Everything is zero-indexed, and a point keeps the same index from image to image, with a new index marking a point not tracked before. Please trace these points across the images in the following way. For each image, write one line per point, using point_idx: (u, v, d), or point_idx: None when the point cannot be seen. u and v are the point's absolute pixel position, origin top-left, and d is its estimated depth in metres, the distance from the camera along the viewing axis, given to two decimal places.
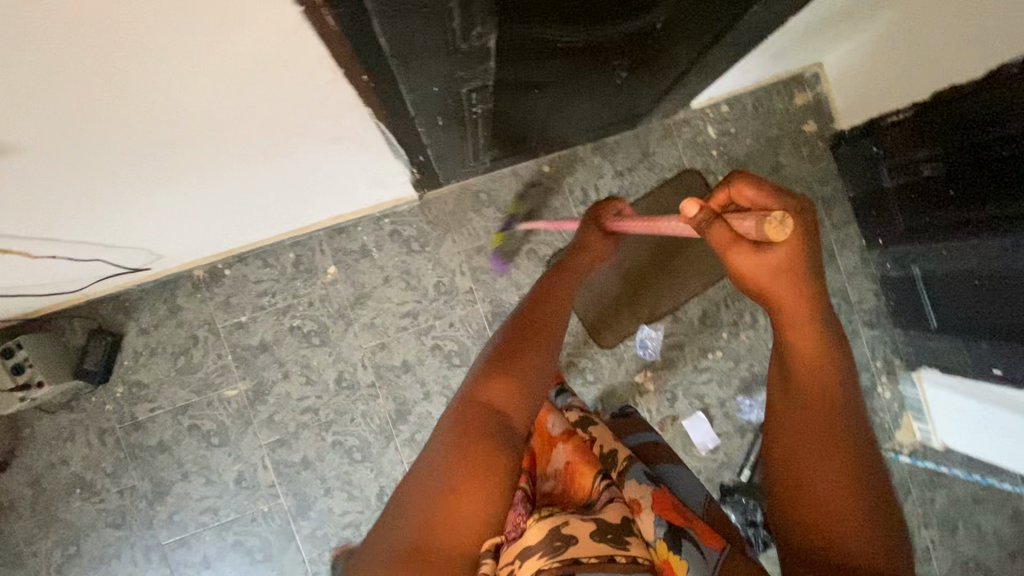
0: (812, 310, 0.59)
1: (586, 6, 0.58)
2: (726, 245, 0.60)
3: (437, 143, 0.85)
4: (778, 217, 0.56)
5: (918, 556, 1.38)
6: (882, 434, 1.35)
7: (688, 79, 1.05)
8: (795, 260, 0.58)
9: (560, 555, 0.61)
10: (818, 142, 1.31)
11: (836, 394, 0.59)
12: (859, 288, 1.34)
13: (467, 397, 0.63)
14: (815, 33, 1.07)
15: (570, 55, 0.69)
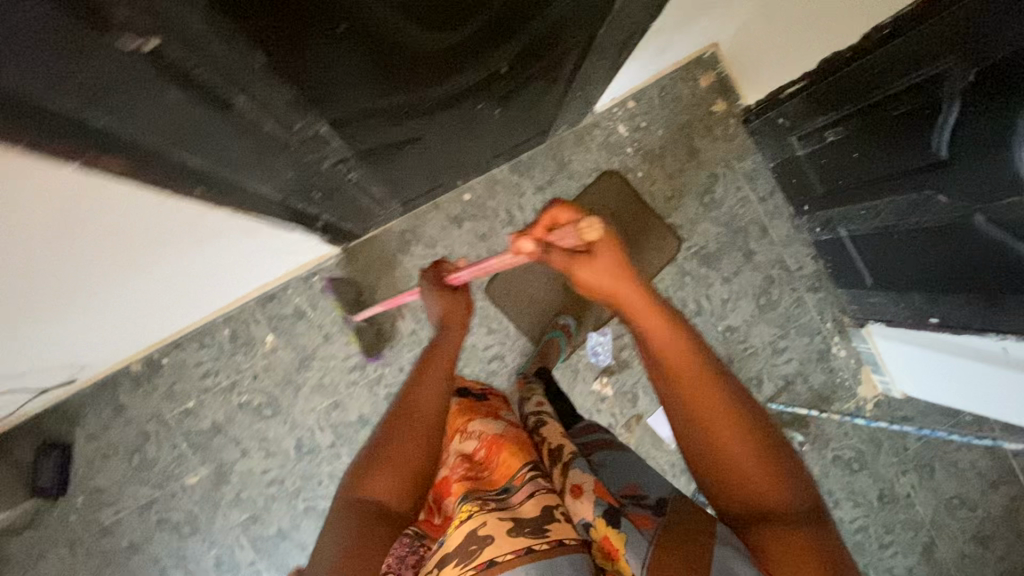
0: (653, 302, 0.63)
1: (429, 74, 0.55)
2: (563, 262, 0.67)
3: (328, 208, 0.84)
4: (586, 224, 0.66)
5: (902, 503, 1.40)
6: (845, 393, 1.36)
7: (582, 94, 1.04)
8: (618, 259, 0.66)
9: (474, 560, 0.58)
10: (729, 120, 1.32)
11: (713, 376, 0.59)
12: (797, 255, 1.35)
13: (341, 504, 0.58)
14: (698, 23, 1.06)
15: (429, 111, 0.66)
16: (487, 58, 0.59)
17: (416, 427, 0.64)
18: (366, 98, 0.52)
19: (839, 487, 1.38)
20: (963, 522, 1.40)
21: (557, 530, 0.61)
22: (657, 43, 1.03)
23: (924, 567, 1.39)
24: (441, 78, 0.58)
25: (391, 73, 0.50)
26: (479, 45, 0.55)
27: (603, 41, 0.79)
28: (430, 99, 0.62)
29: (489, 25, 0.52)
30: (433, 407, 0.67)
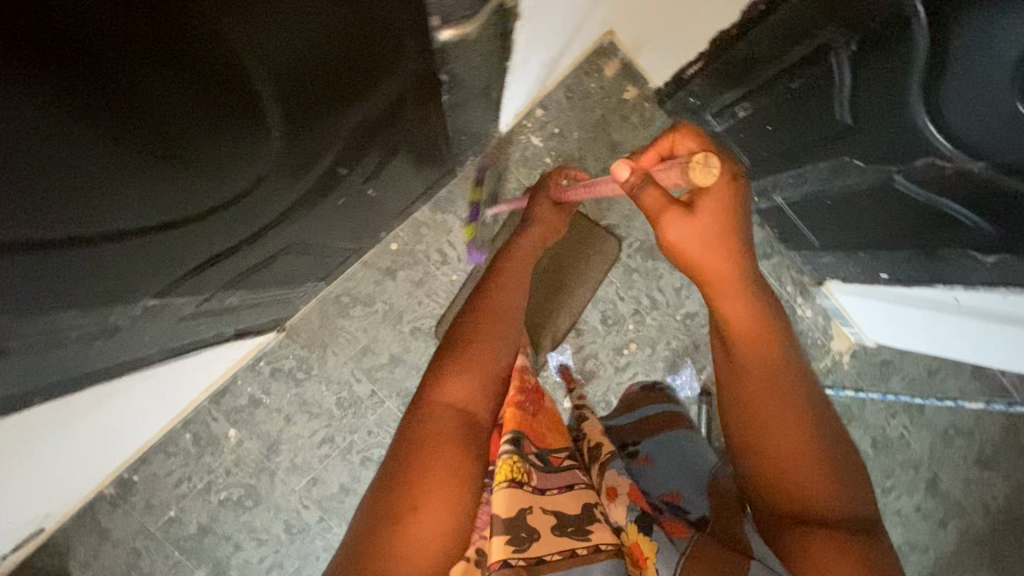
0: (746, 267, 0.59)
1: (306, 159, 0.53)
2: (657, 201, 0.58)
3: (226, 322, 0.81)
4: (702, 160, 0.58)
5: (898, 445, 1.39)
6: (819, 352, 1.34)
7: (477, 135, 1.00)
8: (720, 229, 0.57)
9: (524, 552, 0.54)
10: (644, 105, 1.26)
11: (779, 344, 0.61)
12: None
13: (426, 399, 0.60)
14: (578, 29, 0.99)
15: (280, 231, 0.64)
16: (306, 180, 0.58)
17: (492, 341, 0.65)
18: (178, 267, 0.52)
19: None
20: (960, 448, 1.40)
21: (598, 534, 0.60)
22: (538, 63, 0.96)
23: (929, 502, 1.39)
24: (262, 215, 0.56)
25: (185, 245, 0.49)
26: (281, 181, 0.53)
27: (462, 102, 0.74)
28: (268, 228, 0.61)
29: (274, 169, 0.50)
30: (511, 308, 0.68)
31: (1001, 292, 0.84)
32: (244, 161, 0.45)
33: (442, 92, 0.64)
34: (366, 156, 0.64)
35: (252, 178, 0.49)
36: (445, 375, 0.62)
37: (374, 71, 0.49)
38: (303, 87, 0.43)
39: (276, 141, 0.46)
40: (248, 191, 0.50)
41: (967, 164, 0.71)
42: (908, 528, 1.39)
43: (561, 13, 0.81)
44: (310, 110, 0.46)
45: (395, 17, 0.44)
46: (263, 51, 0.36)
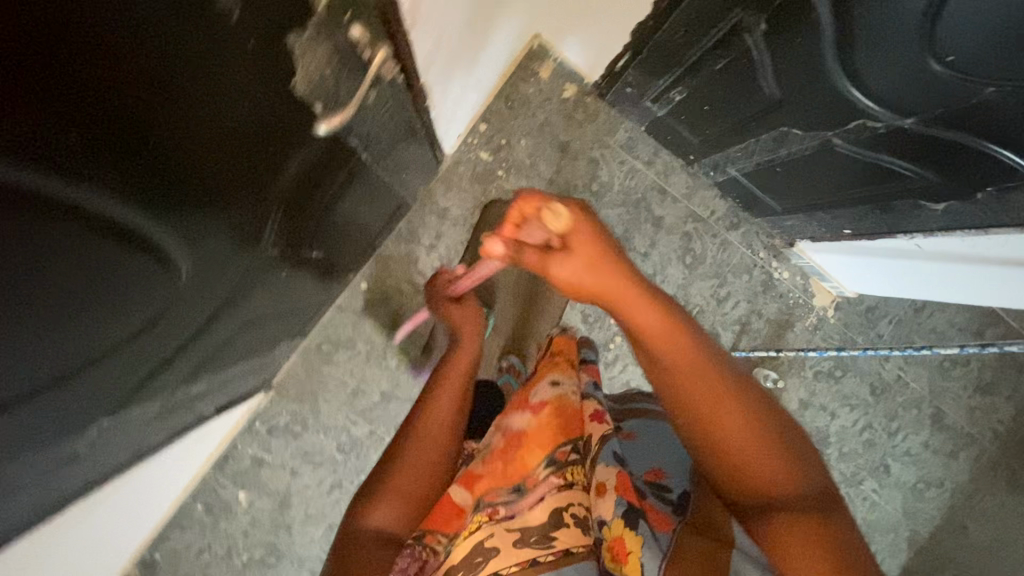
0: (641, 284, 0.58)
1: (212, 264, 0.50)
2: (535, 256, 0.58)
3: (201, 401, 0.81)
4: (549, 208, 0.58)
5: (897, 386, 1.40)
6: (803, 310, 1.34)
7: (420, 167, 1.00)
8: (594, 251, 0.57)
9: (477, 572, 0.62)
10: (585, 100, 1.25)
11: (688, 347, 0.58)
12: (704, 201, 1.31)
13: (350, 528, 0.61)
14: (498, 44, 0.98)
15: (224, 321, 0.64)
16: (235, 276, 0.57)
17: (421, 447, 0.67)
18: (121, 392, 0.51)
19: (832, 397, 1.38)
20: (961, 378, 1.40)
21: (564, 538, 0.61)
22: (463, 88, 0.96)
23: (937, 436, 1.40)
24: (198, 321, 0.56)
25: (122, 374, 0.49)
26: (208, 290, 0.53)
27: (385, 152, 0.73)
28: (209, 325, 0.60)
29: (198, 286, 0.50)
30: (447, 424, 0.70)
31: (957, 235, 0.84)
32: (164, 293, 0.45)
33: (357, 154, 0.63)
34: (296, 225, 0.64)
35: (177, 303, 0.48)
36: (374, 488, 0.64)
37: (273, 169, 0.49)
38: (203, 212, 0.42)
39: (191, 266, 0.46)
40: (177, 313, 0.50)
41: (896, 121, 0.71)
42: (921, 465, 1.41)
43: (470, 40, 0.80)
44: (217, 225, 0.46)
45: (282, 120, 0.43)
46: (153, 205, 0.36)
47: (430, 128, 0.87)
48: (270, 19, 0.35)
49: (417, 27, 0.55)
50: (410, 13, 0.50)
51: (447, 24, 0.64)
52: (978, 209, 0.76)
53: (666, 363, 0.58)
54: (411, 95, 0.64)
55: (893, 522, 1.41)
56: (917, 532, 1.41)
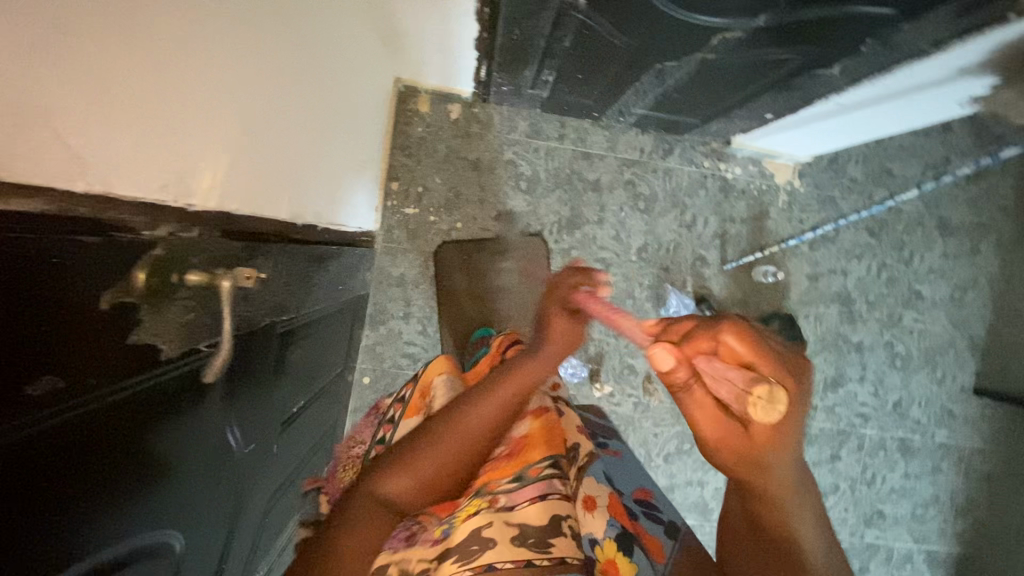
0: (791, 472, 0.45)
1: (198, 471, 0.50)
2: (704, 413, 0.44)
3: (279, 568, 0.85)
4: (764, 394, 0.40)
5: (893, 216, 1.36)
6: (771, 195, 1.32)
7: (355, 258, 1.00)
8: (768, 454, 0.44)
9: (475, 560, 0.55)
10: (472, 111, 1.23)
11: (803, 542, 0.47)
12: (629, 143, 1.28)
13: (366, 486, 0.59)
14: (363, 120, 0.97)
15: (246, 522, 0.66)
16: (231, 493, 0.59)
17: (450, 448, 0.64)
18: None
19: (836, 258, 1.35)
20: (949, 179, 1.36)
21: (562, 546, 0.58)
22: (351, 178, 0.95)
23: (951, 241, 1.38)
24: (220, 548, 0.58)
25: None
26: (212, 524, 0.55)
27: (307, 294, 0.74)
28: (237, 530, 0.63)
29: (198, 531, 0.52)
30: (482, 436, 0.68)
31: (864, 82, 0.81)
32: (172, 567, 0.46)
33: (279, 323, 0.64)
34: (265, 400, 0.66)
35: (189, 559, 0.50)
36: (391, 466, 0.61)
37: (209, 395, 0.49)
38: (163, 488, 0.43)
39: (179, 531, 0.47)
40: (195, 565, 0.52)
41: (748, 24, 0.69)
42: (949, 276, 1.39)
43: (332, 149, 0.79)
44: (183, 482, 0.47)
45: (182, 373, 0.43)
46: (102, 533, 0.36)
47: (337, 234, 0.87)
48: (111, 334, 0.34)
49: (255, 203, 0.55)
50: (237, 205, 0.50)
51: (296, 167, 0.64)
52: (870, 58, 0.73)
53: (759, 512, 0.47)
54: (293, 246, 0.64)
55: (948, 339, 1.40)
56: (973, 336, 1.41)
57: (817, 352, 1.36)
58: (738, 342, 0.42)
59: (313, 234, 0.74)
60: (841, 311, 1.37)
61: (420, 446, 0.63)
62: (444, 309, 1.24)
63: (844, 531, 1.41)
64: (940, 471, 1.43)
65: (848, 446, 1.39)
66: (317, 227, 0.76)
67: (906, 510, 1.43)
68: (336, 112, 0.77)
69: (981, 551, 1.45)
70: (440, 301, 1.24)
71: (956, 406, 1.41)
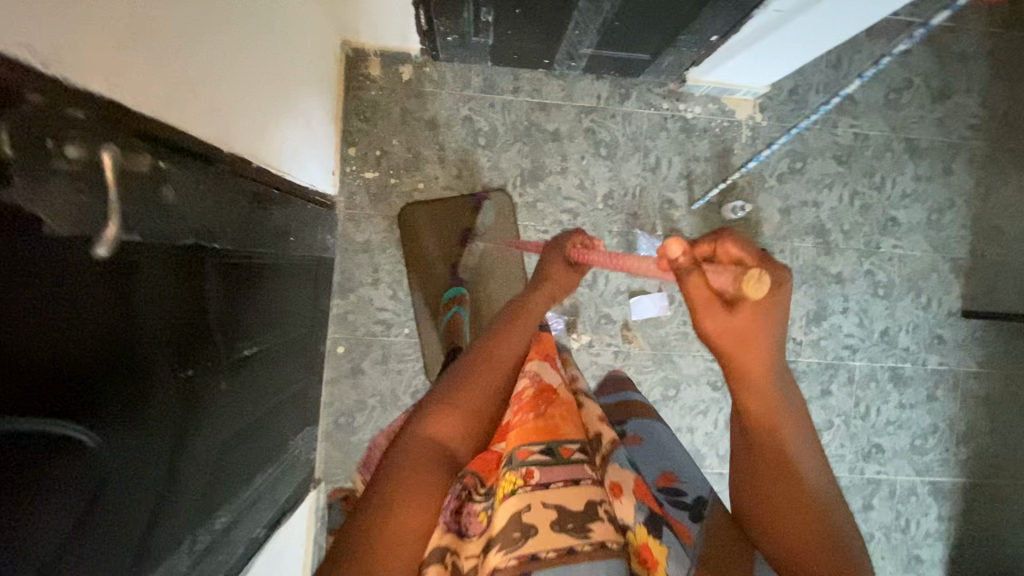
0: (773, 358, 0.61)
1: (125, 364, 0.50)
2: (703, 299, 0.61)
3: (251, 515, 0.86)
4: (753, 275, 0.59)
5: (861, 143, 1.34)
6: (734, 131, 1.31)
7: (309, 213, 1.01)
8: (760, 330, 0.60)
9: (518, 550, 0.54)
10: (424, 71, 1.23)
11: (779, 422, 0.60)
12: (585, 91, 1.27)
13: (417, 432, 0.64)
14: (307, 71, 0.96)
15: (193, 453, 0.66)
16: (164, 409, 0.58)
17: (483, 385, 0.71)
18: (121, 560, 0.53)
19: (806, 189, 1.34)
20: (914, 100, 1.34)
21: (601, 531, 0.57)
22: (297, 128, 0.94)
23: (923, 163, 1.36)
24: (153, 465, 0.57)
25: (102, 543, 0.50)
26: (137, 433, 0.54)
27: (243, 230, 0.73)
28: (187, 448, 0.64)
29: (114, 432, 0.50)
30: (508, 371, 0.76)
31: None
32: (73, 456, 0.45)
33: (208, 245, 0.64)
34: (209, 323, 0.67)
35: (101, 458, 0.49)
36: (436, 406, 0.67)
37: (119, 289, 0.48)
38: (51, 365, 0.41)
39: (84, 424, 0.46)
40: (111, 467, 0.50)
41: None
42: (924, 198, 1.36)
43: (266, 90, 0.78)
44: (86, 369, 0.45)
45: (69, 242, 0.41)
46: None
47: (281, 180, 0.86)
48: None
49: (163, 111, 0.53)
50: (136, 102, 0.49)
51: (214, 90, 0.63)
52: None
53: (750, 408, 0.61)
54: (209, 167, 0.63)
55: (929, 263, 1.38)
56: (955, 258, 1.38)
57: (795, 287, 1.35)
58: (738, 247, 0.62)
59: (245, 169, 0.73)
60: (817, 244, 1.35)
61: (457, 387, 0.70)
62: (420, 270, 1.26)
63: (842, 468, 1.39)
64: (935, 399, 1.40)
65: (837, 380, 1.37)
66: (250, 163, 0.75)
67: (905, 442, 1.40)
68: (266, 49, 0.76)
69: (987, 478, 1.42)
70: (416, 262, 1.26)
71: (945, 331, 1.39)
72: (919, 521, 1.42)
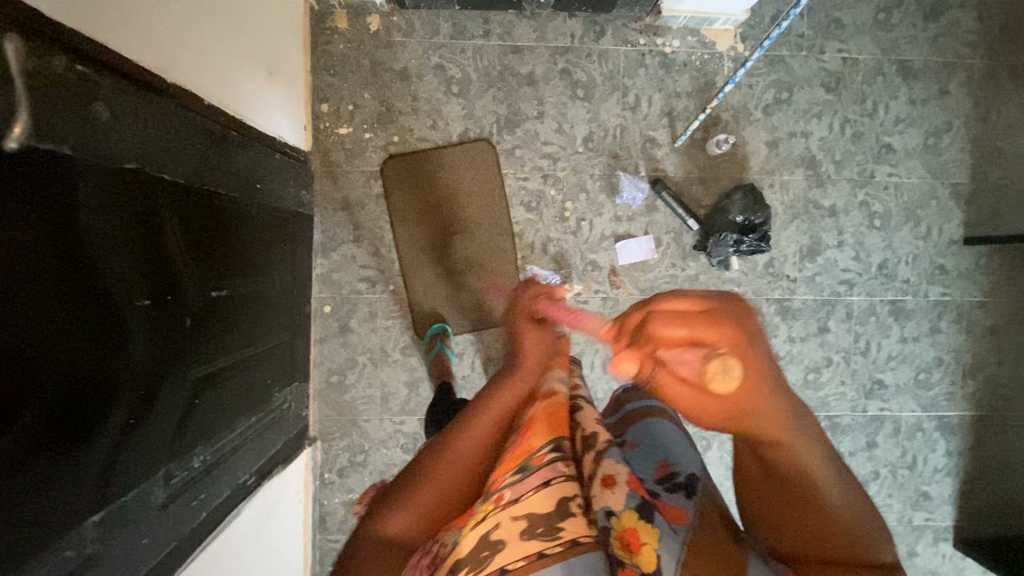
0: (774, 400, 0.49)
1: (71, 275, 0.51)
2: (671, 380, 0.50)
3: (235, 461, 0.86)
4: (714, 362, 0.46)
5: (849, 69, 1.29)
6: (715, 63, 1.27)
7: (274, 160, 1.00)
8: (752, 390, 0.47)
9: (486, 567, 0.57)
10: (392, 22, 1.21)
11: (802, 449, 0.53)
12: (557, 31, 1.24)
13: (369, 526, 0.58)
14: (259, 12, 0.95)
15: (166, 383, 0.67)
16: (125, 334, 0.59)
17: (451, 463, 0.62)
18: (84, 479, 0.54)
19: (794, 120, 1.29)
20: (904, 20, 1.29)
21: (572, 529, 0.58)
22: (252, 75, 0.94)
23: (917, 86, 1.30)
24: (116, 390, 0.58)
25: (65, 445, 0.51)
26: (92, 355, 0.55)
27: (196, 166, 0.74)
28: (156, 372, 0.65)
29: (60, 350, 0.50)
30: (481, 441, 0.65)
31: None
32: (14, 366, 0.46)
33: (154, 174, 0.64)
34: (172, 254, 0.68)
35: (48, 375, 0.49)
36: (388, 504, 0.59)
37: (50, 203, 0.48)
38: None
39: (20, 334, 0.46)
40: (63, 382, 0.51)
41: None
42: (919, 122, 1.31)
43: (210, 25, 0.78)
44: (18, 281, 0.45)
45: None
46: None
47: (237, 123, 0.87)
48: None
49: (84, 24, 0.53)
50: (52, 10, 0.49)
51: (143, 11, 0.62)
52: None
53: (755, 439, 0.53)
54: (147, 96, 0.64)
55: (927, 190, 1.33)
56: (955, 183, 1.33)
57: (786, 221, 1.31)
58: (671, 325, 0.48)
59: (191, 102, 0.73)
60: (808, 175, 1.31)
61: (420, 477, 0.61)
62: (410, 220, 1.24)
63: (844, 406, 1.36)
64: (939, 331, 1.36)
65: (836, 317, 1.34)
66: (196, 99, 0.75)
67: (908, 376, 1.36)
68: None
69: (995, 410, 1.38)
70: (405, 212, 1.24)
71: (947, 260, 1.34)
72: (927, 457, 1.38)
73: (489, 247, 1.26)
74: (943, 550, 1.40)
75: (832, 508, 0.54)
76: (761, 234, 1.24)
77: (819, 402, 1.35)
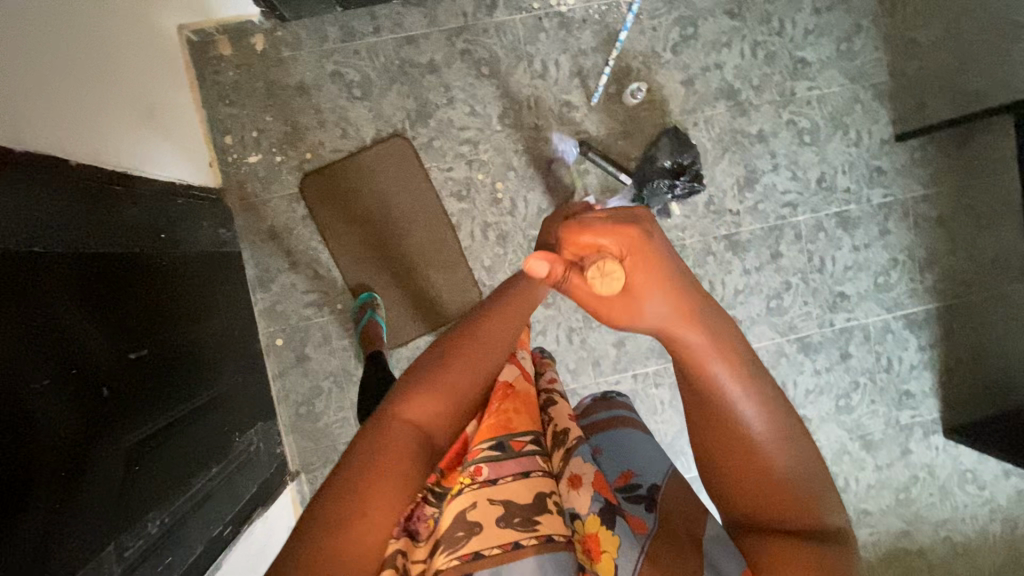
0: (687, 299, 0.54)
1: None
2: (586, 293, 0.53)
3: (203, 513, 0.85)
4: (604, 267, 0.51)
5: None
6: (614, 13, 1.24)
7: (175, 204, 0.97)
8: (664, 284, 0.52)
9: (461, 548, 0.54)
10: (277, 39, 1.17)
11: (726, 382, 0.54)
12: (448, 13, 1.21)
13: (394, 406, 0.55)
14: (132, 58, 0.92)
15: (96, 453, 0.65)
16: (31, 415, 0.58)
17: (474, 349, 0.60)
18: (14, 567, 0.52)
19: (705, 53, 1.28)
20: None
21: (547, 523, 0.56)
22: (130, 120, 0.90)
23: None
24: (36, 474, 0.57)
25: None
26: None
27: (76, 230, 0.71)
28: (78, 445, 0.63)
29: None
30: (507, 332, 0.63)
31: None
32: None
33: (25, 250, 0.61)
34: (74, 321, 0.66)
35: None
36: (409, 385, 0.57)
37: None
38: None
39: None
40: None
41: None
42: (828, 30, 1.30)
43: (58, 75, 0.72)
44: None
45: None
46: None
47: (118, 175, 0.85)
48: None
49: None
50: None
51: None
52: None
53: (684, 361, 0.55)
54: None
55: (850, 96, 1.32)
56: (876, 84, 1.32)
57: (716, 157, 1.30)
58: (578, 233, 0.51)
59: (58, 165, 0.71)
60: (729, 106, 1.29)
61: (440, 363, 0.58)
62: (342, 233, 1.21)
63: (811, 325, 1.37)
64: (889, 233, 1.36)
65: (785, 240, 1.33)
66: (52, 159, 0.70)
67: (868, 283, 1.37)
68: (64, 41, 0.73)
69: (958, 297, 1.39)
70: (336, 227, 1.21)
71: (882, 162, 1.34)
72: (901, 357, 1.40)
73: (428, 244, 1.23)
74: (935, 442, 1.42)
75: (766, 455, 0.53)
76: (693, 174, 1.24)
77: (786, 326, 1.36)
